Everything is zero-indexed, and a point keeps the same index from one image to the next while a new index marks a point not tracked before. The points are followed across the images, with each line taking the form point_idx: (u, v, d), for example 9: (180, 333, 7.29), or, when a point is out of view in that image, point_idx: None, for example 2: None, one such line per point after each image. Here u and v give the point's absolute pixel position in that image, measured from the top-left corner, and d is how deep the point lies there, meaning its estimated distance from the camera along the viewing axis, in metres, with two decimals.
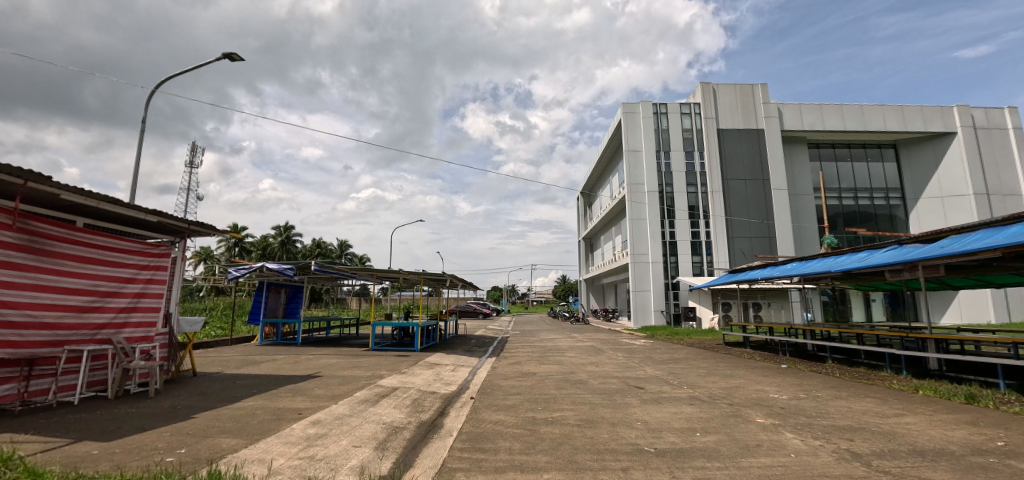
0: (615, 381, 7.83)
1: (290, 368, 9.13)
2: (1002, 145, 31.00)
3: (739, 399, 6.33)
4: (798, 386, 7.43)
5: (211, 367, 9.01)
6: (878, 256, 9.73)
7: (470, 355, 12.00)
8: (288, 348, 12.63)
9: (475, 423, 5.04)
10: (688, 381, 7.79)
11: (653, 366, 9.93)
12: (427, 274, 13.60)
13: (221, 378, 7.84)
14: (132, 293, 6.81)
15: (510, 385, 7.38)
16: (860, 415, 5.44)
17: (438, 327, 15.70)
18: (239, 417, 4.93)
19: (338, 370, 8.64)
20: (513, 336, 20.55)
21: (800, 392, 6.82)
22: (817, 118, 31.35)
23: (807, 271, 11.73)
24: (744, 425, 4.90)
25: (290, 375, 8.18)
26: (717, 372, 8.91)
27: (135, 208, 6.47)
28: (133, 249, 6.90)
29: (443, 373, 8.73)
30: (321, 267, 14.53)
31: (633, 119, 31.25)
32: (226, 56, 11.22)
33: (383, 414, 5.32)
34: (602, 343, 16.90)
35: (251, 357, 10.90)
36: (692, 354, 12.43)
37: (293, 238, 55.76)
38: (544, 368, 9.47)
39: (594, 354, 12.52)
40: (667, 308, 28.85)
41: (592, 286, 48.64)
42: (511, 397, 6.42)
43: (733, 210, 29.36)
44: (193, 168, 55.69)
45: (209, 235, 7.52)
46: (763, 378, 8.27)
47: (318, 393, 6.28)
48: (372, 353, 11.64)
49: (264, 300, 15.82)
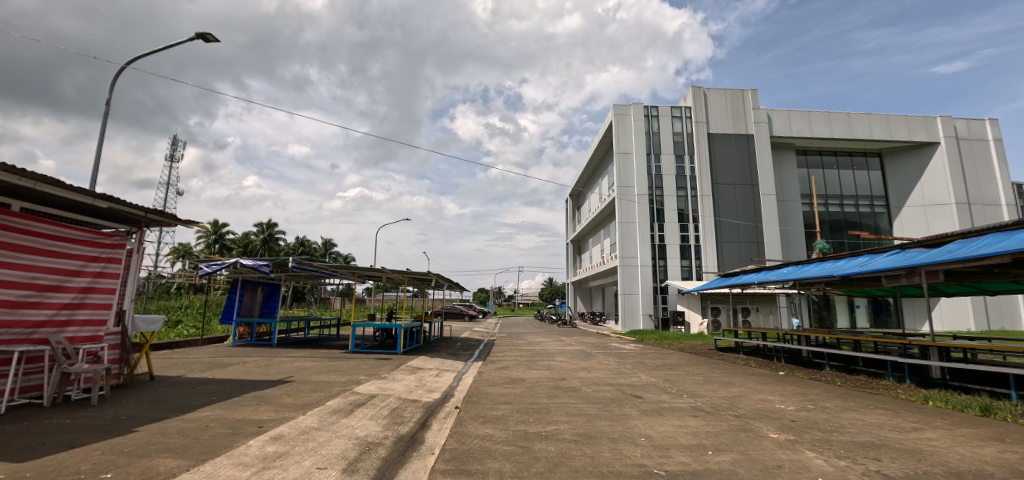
0: (610, 388, 7.35)
1: (260, 372, 8.44)
2: (983, 156, 31.60)
3: (745, 410, 5.89)
4: (803, 396, 7.04)
5: (172, 370, 8.28)
6: (880, 261, 9.40)
7: (455, 359, 11.41)
8: (262, 350, 11.88)
9: (461, 438, 4.49)
10: (687, 389, 7.34)
11: (647, 372, 9.48)
12: (411, 273, 12.93)
13: (181, 383, 7.13)
14: (78, 287, 6.10)
15: (499, 393, 6.83)
16: (879, 431, 5.03)
17: (422, 329, 15.07)
18: (188, 432, 4.29)
19: (312, 374, 7.97)
20: (500, 339, 20.02)
21: (807, 403, 6.43)
22: (806, 125, 31.53)
23: (804, 275, 11.41)
24: (757, 441, 4.45)
25: (259, 380, 7.50)
26: (714, 379, 8.51)
27: (81, 192, 5.78)
28: (80, 239, 6.20)
29: (426, 379, 8.15)
30: (300, 264, 13.75)
31: (624, 121, 31.02)
32: (199, 36, 10.48)
33: (356, 427, 4.71)
34: (592, 347, 16.43)
35: (219, 359, 10.13)
36: (684, 360, 12.04)
37: (276, 236, 54.39)
38: (534, 374, 8.94)
39: (585, 359, 12.02)
40: (656, 312, 28.56)
41: (579, 289, 48.29)
42: (500, 406, 5.86)
43: (723, 215, 29.28)
44: (172, 164, 53.90)
45: (172, 225, 6.85)
46: (765, 387, 7.87)
47: (285, 402, 5.64)
48: (351, 356, 10.95)
49: (239, 298, 14.98)
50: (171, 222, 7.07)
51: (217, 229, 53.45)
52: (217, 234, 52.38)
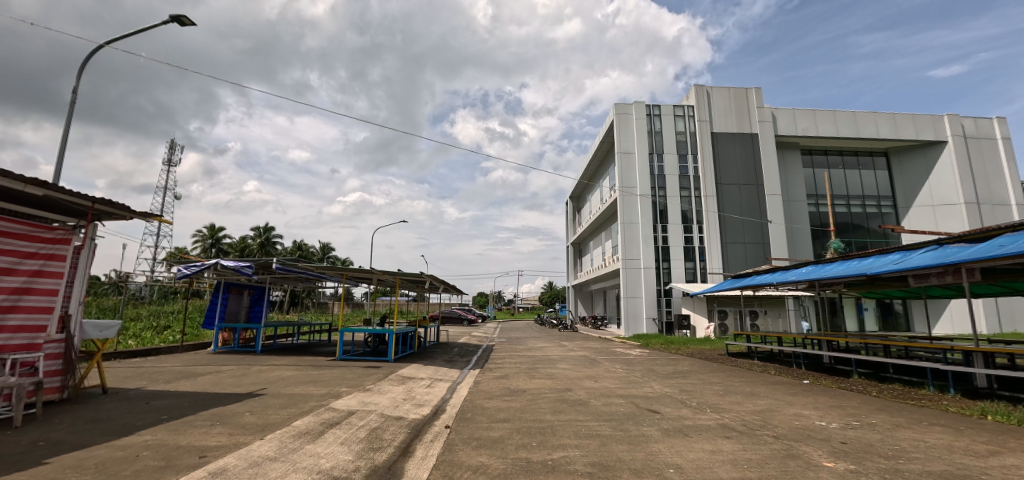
0: (621, 401, 6.49)
1: (233, 382, 7.61)
2: (992, 155, 30.88)
3: (783, 429, 5.06)
4: (842, 409, 6.21)
5: (134, 382, 7.44)
6: (915, 257, 8.54)
7: (450, 368, 10.58)
8: (242, 358, 11.04)
9: (448, 470, 3.67)
10: (709, 402, 6.51)
11: (660, 382, 8.63)
12: (403, 274, 12.07)
13: (137, 397, 6.27)
14: (10, 288, 5.28)
15: (497, 408, 5.99)
16: (951, 457, 4.20)
17: (416, 335, 14.17)
18: (110, 467, 3.45)
19: (288, 386, 7.13)
20: (499, 344, 19.21)
21: (851, 420, 5.58)
22: (811, 124, 30.80)
23: (826, 274, 10.56)
24: (812, 473, 3.62)
25: (226, 393, 6.65)
26: (735, 390, 7.69)
27: (10, 177, 4.92)
28: (14, 232, 5.37)
29: (416, 390, 7.30)
30: (284, 266, 12.87)
31: (626, 120, 30.23)
32: (173, 19, 9.67)
33: (323, 456, 3.87)
34: (596, 352, 15.55)
35: (192, 368, 9.28)
36: (696, 367, 11.21)
37: (273, 239, 53.62)
38: (536, 385, 8.08)
39: (591, 367, 11.15)
40: (660, 315, 27.57)
41: (580, 292, 47.41)
42: (497, 426, 5.03)
43: (727, 216, 28.55)
44: (168, 169, 53.20)
45: (128, 219, 6.08)
46: (794, 398, 7.02)
47: (244, 423, 4.80)
48: (337, 365, 10.08)
49: (221, 303, 14.12)
50: (127, 215, 6.26)
51: (214, 233, 52.83)
52: (214, 238, 51.71)
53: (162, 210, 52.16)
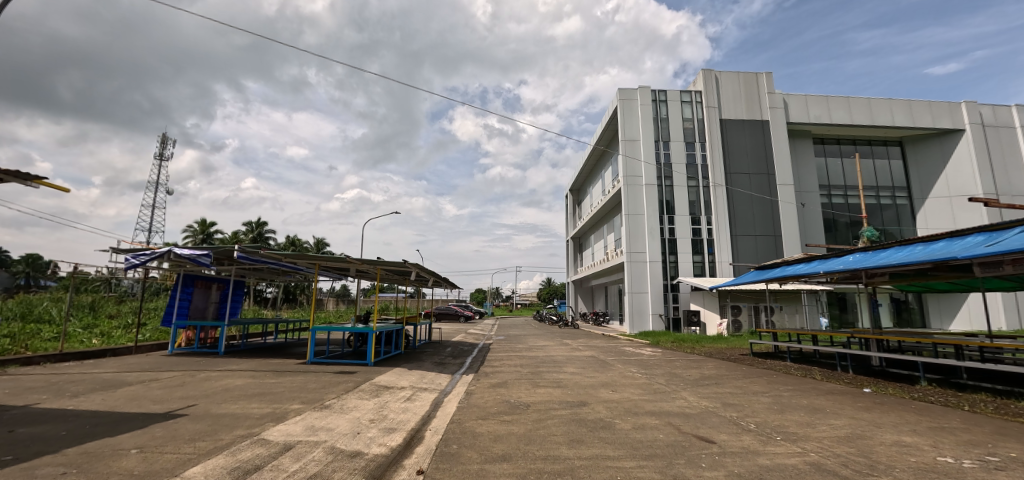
0: (657, 423, 4.94)
1: (157, 396, 5.97)
2: (1012, 144, 29.17)
3: (902, 473, 3.52)
4: (951, 435, 4.65)
5: (29, 397, 5.77)
6: (1010, 239, 6.95)
7: (438, 372, 9.07)
8: (198, 360, 9.50)
9: None
10: (770, 424, 4.98)
11: (692, 392, 7.04)
12: (384, 263, 10.42)
13: (5, 420, 4.61)
14: None
15: (492, 436, 4.41)
16: None
17: (401, 333, 12.70)
18: None
19: (223, 403, 5.49)
20: (497, 343, 17.60)
21: (981, 454, 4.03)
22: (824, 110, 29.22)
23: (883, 262, 8.90)
24: None
25: (135, 414, 5.01)
26: (792, 404, 6.15)
27: None
28: None
29: (390, 407, 5.71)
30: (245, 254, 11.29)
31: (630, 106, 28.49)
32: None
33: None
34: (605, 353, 14.02)
35: (125, 375, 7.65)
36: (726, 371, 9.65)
37: (265, 234, 52.06)
38: (542, 397, 6.49)
39: (603, 371, 9.55)
40: (667, 312, 26.14)
41: (580, 288, 45.86)
42: (491, 473, 3.41)
43: (738, 206, 27.09)
44: (160, 164, 51.74)
45: (1, 180, 4.75)
46: (872, 416, 5.49)
47: (113, 472, 3.21)
48: (305, 370, 8.49)
49: (183, 299, 12.44)
50: None
51: (205, 228, 51.13)
52: (205, 234, 50.07)
53: (154, 206, 50.86)
